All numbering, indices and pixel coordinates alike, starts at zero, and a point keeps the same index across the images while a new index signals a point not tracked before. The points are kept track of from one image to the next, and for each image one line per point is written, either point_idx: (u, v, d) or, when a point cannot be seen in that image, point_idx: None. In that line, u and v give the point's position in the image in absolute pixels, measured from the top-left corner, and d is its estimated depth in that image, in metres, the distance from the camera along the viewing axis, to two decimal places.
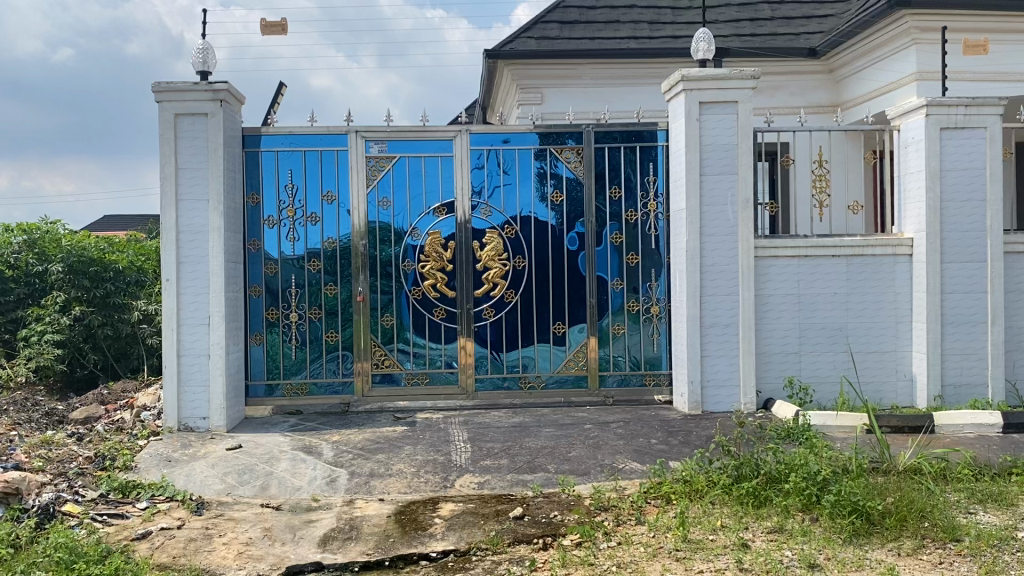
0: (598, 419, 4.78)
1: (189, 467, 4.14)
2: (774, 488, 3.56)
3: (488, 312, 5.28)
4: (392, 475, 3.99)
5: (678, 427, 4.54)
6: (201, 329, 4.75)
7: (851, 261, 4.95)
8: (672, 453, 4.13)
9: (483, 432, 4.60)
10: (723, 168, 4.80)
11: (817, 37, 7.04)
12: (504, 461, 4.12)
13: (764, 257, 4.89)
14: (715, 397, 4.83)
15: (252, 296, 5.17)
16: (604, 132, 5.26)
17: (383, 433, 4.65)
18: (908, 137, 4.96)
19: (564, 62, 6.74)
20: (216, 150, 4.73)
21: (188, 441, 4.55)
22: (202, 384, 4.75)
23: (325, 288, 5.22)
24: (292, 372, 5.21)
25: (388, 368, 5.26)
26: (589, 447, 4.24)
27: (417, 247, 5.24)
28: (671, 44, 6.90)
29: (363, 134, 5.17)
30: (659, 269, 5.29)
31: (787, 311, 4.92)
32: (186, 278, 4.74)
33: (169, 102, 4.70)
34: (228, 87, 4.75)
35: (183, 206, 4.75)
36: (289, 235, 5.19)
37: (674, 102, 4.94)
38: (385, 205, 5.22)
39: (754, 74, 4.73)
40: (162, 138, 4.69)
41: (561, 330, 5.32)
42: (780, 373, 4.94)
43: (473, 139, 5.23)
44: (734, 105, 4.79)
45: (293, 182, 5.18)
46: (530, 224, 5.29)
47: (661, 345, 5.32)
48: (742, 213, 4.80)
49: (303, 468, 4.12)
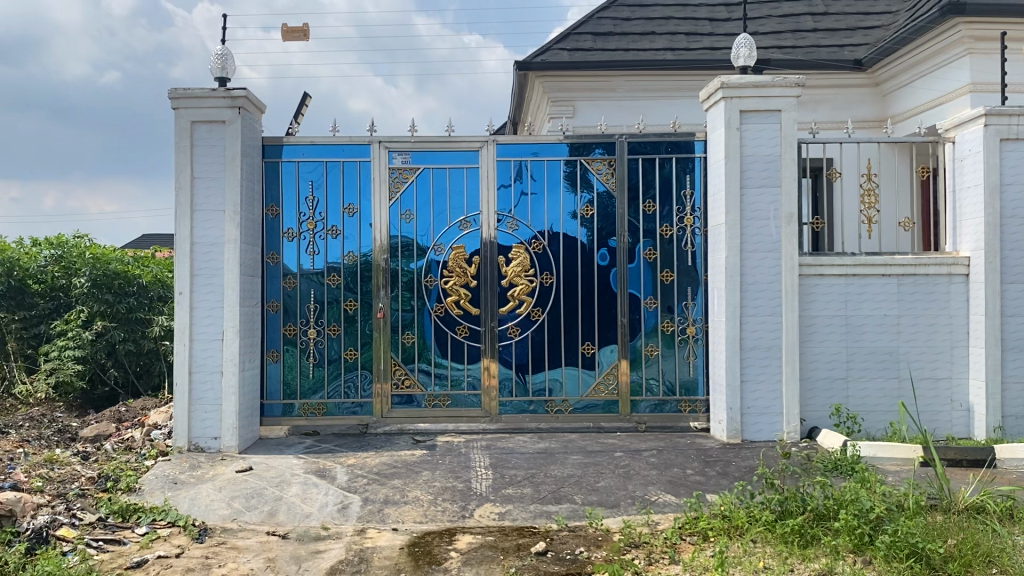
0: (630, 447, 4.49)
1: (195, 489, 3.92)
2: (822, 526, 3.25)
3: (513, 330, 5.03)
4: (407, 503, 3.73)
5: (716, 456, 4.23)
6: (215, 345, 4.55)
7: (901, 280, 4.63)
8: (709, 484, 3.83)
9: (506, 458, 4.33)
10: (765, 181, 4.53)
11: (862, 49, 6.74)
12: (528, 490, 3.84)
13: (809, 275, 4.59)
14: (756, 425, 4.52)
15: (270, 312, 4.98)
16: (637, 143, 5.01)
17: (401, 457, 4.40)
18: (964, 150, 4.63)
19: (597, 74, 6.52)
20: (234, 159, 4.55)
21: (197, 462, 4.33)
22: (214, 403, 4.54)
23: (345, 303, 5.01)
24: (309, 392, 5.00)
25: (409, 389, 5.01)
26: (619, 478, 3.95)
27: (440, 262, 5.01)
28: (708, 55, 6.63)
29: (387, 144, 4.97)
30: (696, 287, 5.00)
31: (833, 333, 4.61)
32: (199, 291, 4.55)
33: (185, 109, 4.54)
34: (247, 94, 4.58)
35: (198, 216, 4.56)
36: (309, 248, 5.00)
37: (713, 111, 4.67)
38: (407, 218, 5.01)
39: (799, 81, 4.46)
40: (179, 146, 4.53)
41: (591, 351, 5.04)
42: (827, 400, 4.61)
43: (500, 150, 5.01)
44: (777, 114, 4.52)
45: (314, 193, 4.99)
46: (558, 239, 5.04)
47: (697, 368, 5.01)
48: (786, 228, 4.50)
49: (314, 493, 3.88)
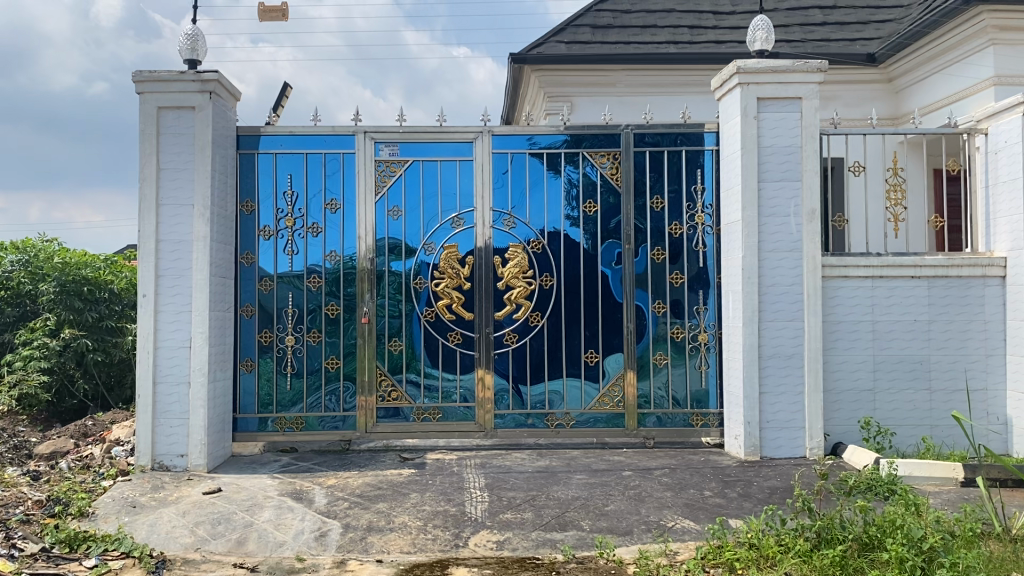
0: (639, 465, 4.09)
1: (155, 514, 3.50)
2: (865, 557, 2.87)
3: (510, 337, 4.63)
4: (393, 530, 3.32)
5: (735, 476, 3.83)
6: (181, 353, 4.13)
7: (932, 282, 4.26)
8: (732, 508, 3.42)
9: (503, 478, 3.93)
10: (785, 174, 4.15)
11: (876, 42, 6.40)
12: (528, 515, 3.43)
13: (832, 277, 4.22)
14: (775, 441, 4.13)
15: (244, 317, 4.56)
16: (644, 134, 4.64)
17: (387, 477, 3.99)
18: (998, 141, 4.27)
19: (597, 68, 6.16)
20: (204, 148, 4.15)
21: (160, 483, 3.90)
22: (180, 417, 4.12)
23: (326, 308, 4.60)
24: (287, 405, 4.58)
25: (396, 401, 4.60)
26: (630, 501, 3.55)
27: (430, 263, 4.62)
28: (713, 49, 6.28)
29: (372, 135, 4.58)
30: (708, 290, 4.62)
31: (859, 341, 4.23)
32: (165, 293, 4.14)
33: (151, 93, 4.14)
34: (219, 78, 4.17)
35: (164, 211, 4.15)
36: (286, 248, 4.59)
37: (727, 99, 4.31)
38: (395, 215, 4.61)
39: (821, 66, 4.11)
40: (142, 134, 4.12)
41: (594, 360, 4.64)
42: (853, 413, 4.23)
43: (497, 141, 4.63)
44: (797, 102, 4.16)
45: (292, 187, 4.59)
46: (559, 239, 4.66)
47: (710, 379, 4.62)
48: (808, 226, 4.13)
49: (288, 519, 3.45)
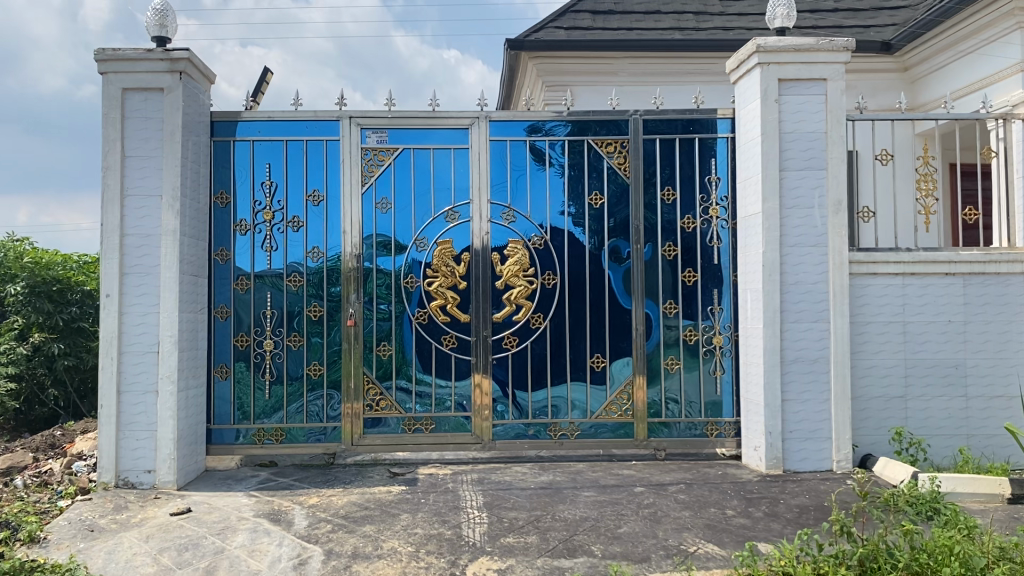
0: (652, 480, 3.74)
1: (114, 540, 3.12)
2: None
3: (508, 341, 4.28)
4: (381, 558, 2.94)
5: (758, 493, 3.49)
6: (148, 358, 3.75)
7: (967, 281, 3.92)
8: (760, 530, 3.06)
9: (503, 496, 3.57)
10: (808, 162, 3.81)
11: (890, 28, 6.09)
12: (532, 539, 3.07)
13: (860, 274, 3.88)
14: (799, 453, 3.78)
15: (217, 320, 4.20)
16: (655, 120, 4.29)
17: (374, 495, 3.62)
18: None
19: (599, 56, 5.82)
20: (173, 134, 3.78)
21: (124, 503, 3.52)
22: (147, 429, 3.74)
23: (309, 310, 4.24)
24: (266, 414, 4.22)
25: (385, 411, 4.24)
26: (645, 522, 3.19)
27: (422, 261, 4.26)
28: (721, 35, 5.94)
29: (359, 120, 4.22)
30: (723, 288, 4.28)
31: (889, 343, 3.89)
32: (130, 293, 3.76)
33: (115, 73, 3.76)
34: (190, 56, 3.80)
35: (129, 203, 3.78)
36: (264, 244, 4.23)
37: (745, 81, 3.97)
38: (383, 208, 4.25)
39: (847, 44, 3.77)
40: (105, 118, 3.75)
41: (600, 365, 4.29)
42: (883, 423, 3.89)
43: (494, 128, 4.27)
44: (821, 83, 3.83)
45: (271, 178, 4.24)
46: (561, 235, 4.30)
47: (725, 385, 4.27)
48: (833, 218, 3.79)
49: (264, 544, 3.08)
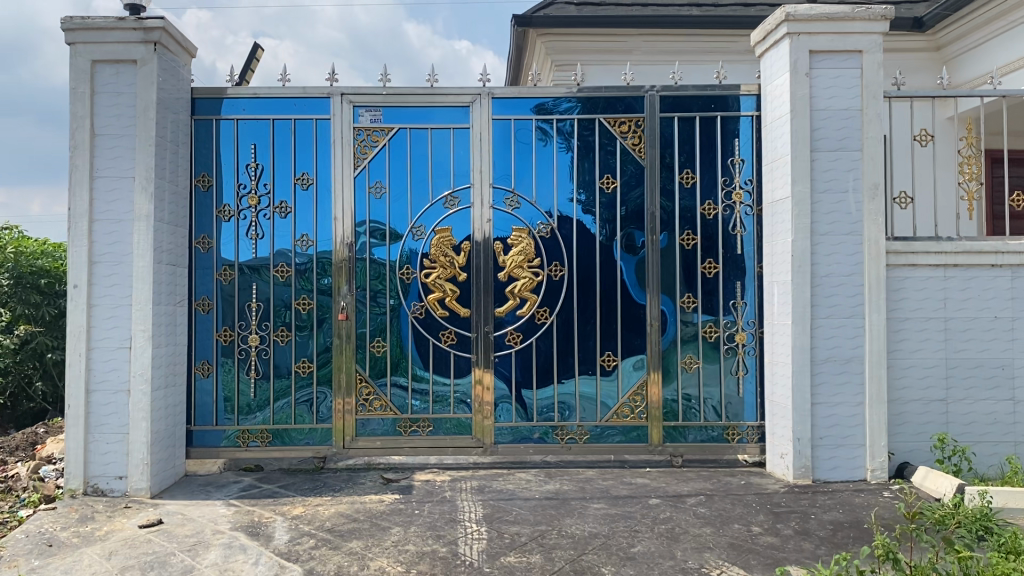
0: (668, 491, 3.42)
1: (74, 556, 2.82)
2: None
3: (512, 337, 3.96)
4: None
5: (786, 506, 3.16)
6: (120, 354, 3.45)
7: (1016, 274, 3.58)
8: (790, 551, 2.74)
9: (505, 507, 3.26)
10: (842, 142, 3.47)
11: (923, 5, 5.72)
12: (536, 559, 2.75)
13: (897, 265, 3.54)
14: (829, 461, 3.46)
15: (199, 313, 3.89)
16: (673, 98, 3.94)
17: (364, 505, 3.31)
18: None
19: (611, 33, 5.48)
20: (147, 110, 3.47)
21: (90, 513, 3.23)
22: (118, 432, 3.44)
23: (298, 303, 3.93)
24: (251, 414, 3.91)
25: (379, 412, 3.93)
26: (662, 540, 2.87)
27: (420, 251, 3.95)
28: (742, 11, 5.57)
29: (351, 98, 3.90)
30: (746, 280, 3.94)
31: (929, 341, 3.55)
32: (100, 283, 3.46)
33: (83, 45, 3.45)
34: (165, 26, 3.49)
35: (99, 186, 3.47)
36: (249, 232, 3.92)
37: (773, 54, 3.62)
38: (378, 193, 3.93)
39: (886, 13, 3.41)
40: (73, 93, 3.43)
41: (612, 363, 3.97)
42: (922, 429, 3.56)
43: (497, 106, 3.94)
44: (856, 56, 3.48)
45: (257, 160, 3.92)
46: (570, 222, 3.97)
47: (747, 386, 3.94)
48: (869, 204, 3.45)
49: (237, 563, 2.77)
